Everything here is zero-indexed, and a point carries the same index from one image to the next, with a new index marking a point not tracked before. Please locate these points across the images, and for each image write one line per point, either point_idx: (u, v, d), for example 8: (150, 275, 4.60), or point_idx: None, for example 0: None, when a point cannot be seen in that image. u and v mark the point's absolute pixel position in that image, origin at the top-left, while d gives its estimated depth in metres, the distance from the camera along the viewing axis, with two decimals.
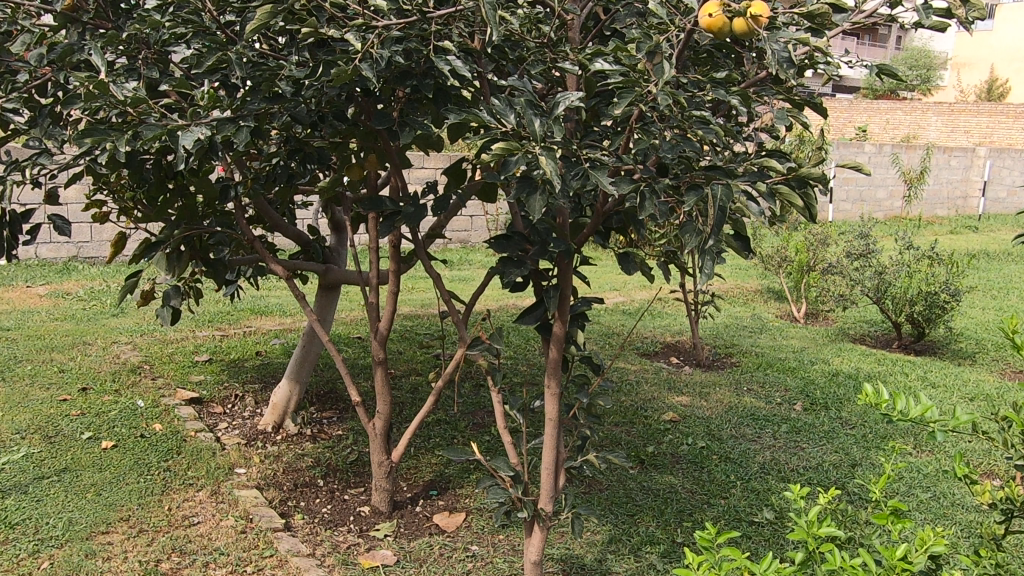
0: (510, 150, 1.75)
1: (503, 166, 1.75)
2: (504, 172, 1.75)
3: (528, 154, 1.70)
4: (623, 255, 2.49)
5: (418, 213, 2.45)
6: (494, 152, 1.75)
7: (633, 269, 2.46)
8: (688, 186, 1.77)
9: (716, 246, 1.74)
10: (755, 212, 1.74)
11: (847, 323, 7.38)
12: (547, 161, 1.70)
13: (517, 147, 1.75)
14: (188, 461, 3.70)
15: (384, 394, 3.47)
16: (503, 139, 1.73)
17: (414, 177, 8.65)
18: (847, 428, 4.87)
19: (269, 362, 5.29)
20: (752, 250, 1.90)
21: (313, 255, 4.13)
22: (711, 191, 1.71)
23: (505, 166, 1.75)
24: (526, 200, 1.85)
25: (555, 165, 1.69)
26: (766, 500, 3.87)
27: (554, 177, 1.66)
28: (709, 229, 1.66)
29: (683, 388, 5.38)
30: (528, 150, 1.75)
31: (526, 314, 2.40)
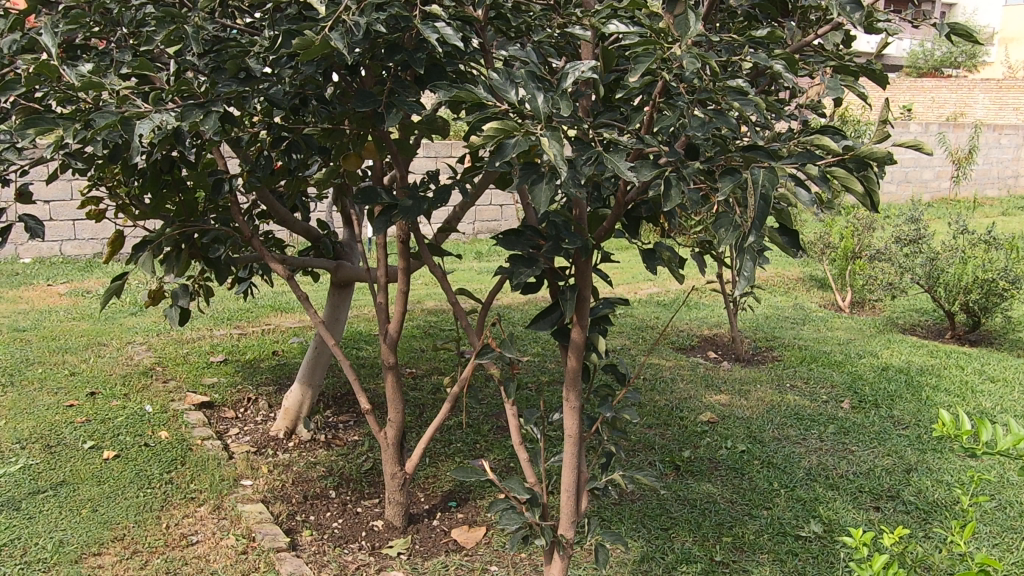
0: (506, 131, 1.47)
1: (500, 151, 1.46)
2: (501, 157, 1.47)
3: (528, 138, 1.41)
4: (649, 252, 2.19)
5: (417, 206, 2.17)
6: (486, 134, 1.47)
7: (660, 267, 2.16)
8: (723, 171, 1.47)
9: (758, 242, 1.44)
10: (809, 202, 1.45)
11: (896, 312, 6.99)
12: (551, 144, 1.41)
13: (515, 128, 1.47)
14: (193, 472, 3.49)
15: (396, 402, 3.23)
16: (496, 120, 1.45)
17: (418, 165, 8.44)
18: (899, 428, 4.55)
19: (285, 362, 5.08)
20: (800, 246, 1.59)
21: (322, 251, 3.88)
22: (752, 176, 1.40)
23: (501, 151, 1.46)
24: (531, 189, 1.57)
25: (561, 148, 1.41)
26: (814, 511, 3.56)
27: (559, 161, 1.38)
28: (749, 223, 1.37)
29: (721, 385, 5.06)
30: (529, 131, 1.46)
31: (540, 318, 2.12)
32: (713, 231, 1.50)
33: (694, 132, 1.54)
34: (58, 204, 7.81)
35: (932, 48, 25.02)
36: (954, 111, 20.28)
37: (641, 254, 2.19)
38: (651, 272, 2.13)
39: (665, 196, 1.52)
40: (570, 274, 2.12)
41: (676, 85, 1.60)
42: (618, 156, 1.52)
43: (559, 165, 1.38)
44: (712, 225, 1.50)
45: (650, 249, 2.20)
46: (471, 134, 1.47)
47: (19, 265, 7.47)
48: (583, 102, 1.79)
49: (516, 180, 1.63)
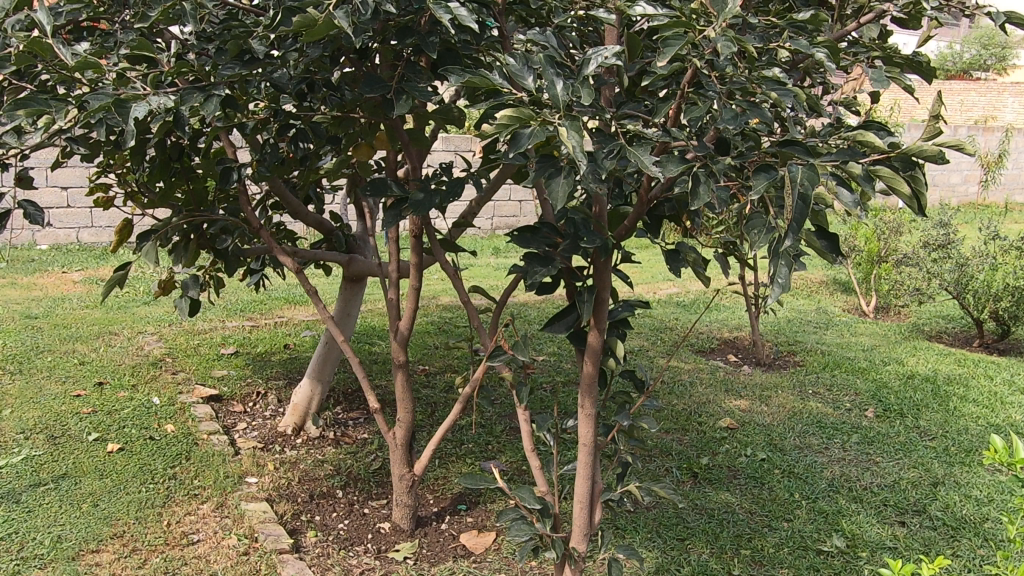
0: (520, 119, 1.36)
1: (514, 141, 1.35)
2: (515, 147, 1.35)
3: (543, 128, 1.30)
4: (673, 253, 2.07)
5: (428, 200, 2.07)
6: (499, 121, 1.35)
7: (684, 269, 2.04)
8: (757, 167, 1.35)
9: (794, 246, 1.32)
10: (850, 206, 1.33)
11: (922, 318, 6.83)
12: (570, 134, 1.30)
13: (531, 117, 1.35)
14: (197, 468, 3.41)
15: (405, 401, 3.13)
16: (510, 107, 1.34)
17: (434, 158, 8.42)
18: (925, 440, 4.41)
19: (297, 356, 5.00)
20: (840, 252, 1.47)
21: (335, 245, 3.78)
22: (790, 173, 1.28)
23: (516, 141, 1.34)
24: (547, 184, 1.47)
25: (581, 139, 1.30)
26: (836, 524, 3.44)
27: (578, 153, 1.26)
28: (785, 224, 1.24)
29: (741, 390, 4.93)
30: (546, 121, 1.35)
31: (556, 320, 2.01)
32: (743, 231, 1.39)
33: (725, 126, 1.42)
34: (75, 191, 7.77)
35: (961, 50, 24.64)
36: (983, 115, 19.95)
37: (664, 255, 2.07)
38: (675, 274, 2.01)
39: (692, 194, 1.40)
40: (588, 274, 2.00)
41: (708, 73, 1.49)
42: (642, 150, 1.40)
43: (577, 158, 1.26)
44: (743, 225, 1.38)
45: (674, 251, 2.08)
46: (482, 122, 1.36)
47: (35, 252, 7.44)
48: (606, 92, 1.67)
49: (532, 174, 1.52)
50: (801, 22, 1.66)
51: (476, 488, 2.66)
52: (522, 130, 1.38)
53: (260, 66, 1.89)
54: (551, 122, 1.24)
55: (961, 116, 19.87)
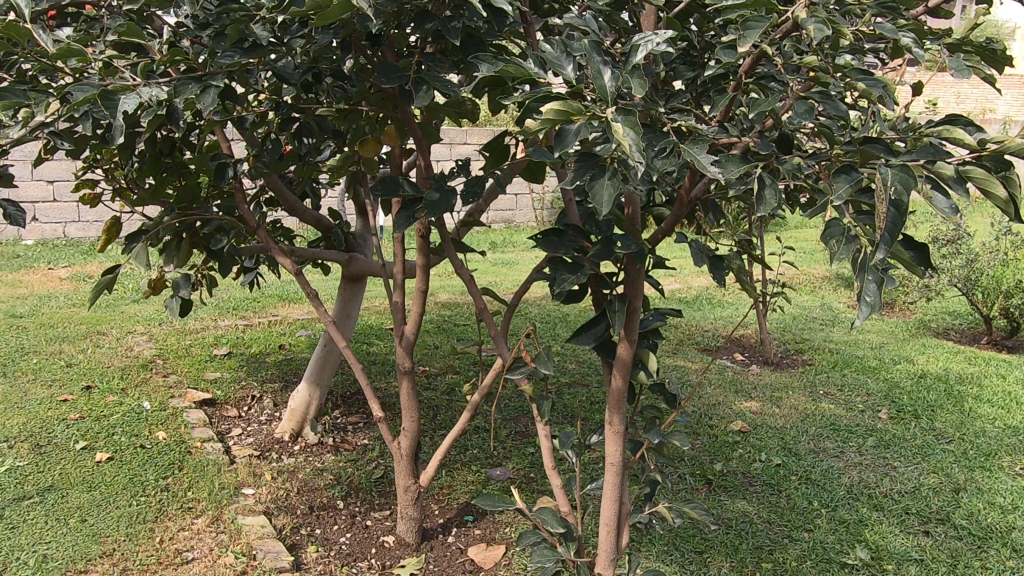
0: (565, 115, 1.20)
1: (559, 139, 1.21)
2: (560, 146, 1.21)
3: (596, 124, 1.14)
4: (717, 259, 1.93)
5: (445, 200, 1.90)
6: (541, 117, 1.20)
7: (729, 277, 1.90)
8: (836, 170, 1.24)
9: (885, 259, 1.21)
10: (951, 211, 1.17)
11: (928, 314, 6.71)
12: (625, 130, 1.15)
13: (578, 112, 1.20)
14: (190, 479, 3.24)
15: (411, 410, 2.96)
16: (555, 102, 1.18)
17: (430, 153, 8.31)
18: (942, 442, 4.28)
19: (292, 357, 4.83)
20: (930, 264, 1.34)
21: (334, 244, 3.62)
22: (880, 174, 1.17)
23: (562, 138, 1.21)
24: (590, 186, 1.32)
25: (638, 136, 1.14)
26: (859, 535, 3.30)
27: (636, 152, 1.11)
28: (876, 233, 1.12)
29: (751, 391, 4.79)
30: (595, 115, 1.20)
31: (583, 331, 1.86)
32: (821, 241, 1.30)
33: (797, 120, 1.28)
34: (61, 184, 7.56)
35: None
36: (978, 107, 19.85)
37: (707, 261, 1.92)
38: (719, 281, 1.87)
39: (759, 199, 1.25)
40: (618, 280, 1.85)
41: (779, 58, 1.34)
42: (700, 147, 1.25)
43: (635, 157, 1.11)
44: (822, 235, 1.30)
45: (718, 256, 1.94)
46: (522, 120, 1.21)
47: (21, 247, 7.23)
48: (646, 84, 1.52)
49: (571, 176, 1.38)
50: (890, 3, 1.58)
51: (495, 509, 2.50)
52: (566, 127, 1.22)
53: (262, 54, 1.72)
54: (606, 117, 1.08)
55: (955, 107, 19.77)
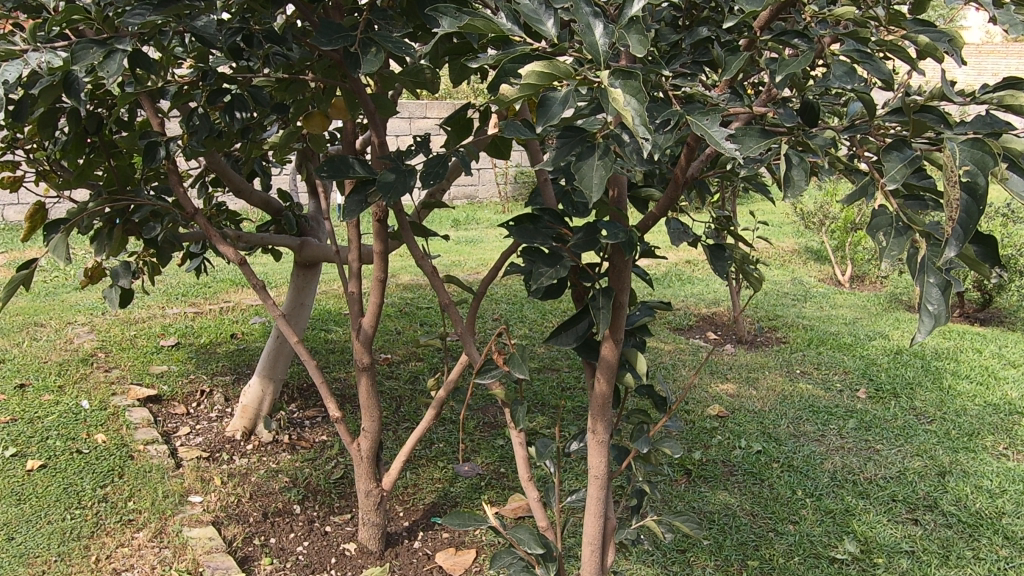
0: (549, 78, 1.04)
1: (543, 110, 1.04)
2: (544, 120, 1.04)
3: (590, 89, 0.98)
4: (717, 248, 1.72)
5: (402, 182, 1.66)
6: (521, 80, 1.03)
7: (732, 270, 1.70)
8: (889, 146, 1.18)
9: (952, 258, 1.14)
10: None
11: (899, 287, 6.61)
12: (627, 99, 0.98)
13: (564, 76, 1.04)
14: (132, 487, 2.98)
15: (371, 409, 2.72)
16: (540, 64, 1.01)
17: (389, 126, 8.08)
18: (923, 422, 4.16)
19: (245, 347, 4.55)
20: (997, 262, 1.22)
21: (284, 229, 3.34)
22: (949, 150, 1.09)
23: (545, 109, 1.04)
24: (576, 169, 1.13)
25: (639, 104, 0.98)
26: (846, 526, 3.15)
27: (640, 122, 0.95)
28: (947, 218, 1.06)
29: (727, 372, 4.63)
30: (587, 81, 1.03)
31: (562, 330, 1.63)
32: (868, 232, 1.24)
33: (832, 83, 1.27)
34: None
35: None
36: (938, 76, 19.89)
37: (707, 252, 1.72)
38: (720, 273, 1.66)
39: (787, 183, 1.24)
40: (601, 272, 1.63)
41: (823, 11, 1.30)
42: (709, 119, 1.13)
43: (640, 126, 0.95)
44: (870, 227, 1.23)
45: (719, 245, 1.73)
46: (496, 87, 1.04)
47: None
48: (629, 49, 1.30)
49: (552, 156, 1.18)
50: None
51: (465, 528, 2.20)
52: (551, 95, 1.06)
53: (178, 10, 1.46)
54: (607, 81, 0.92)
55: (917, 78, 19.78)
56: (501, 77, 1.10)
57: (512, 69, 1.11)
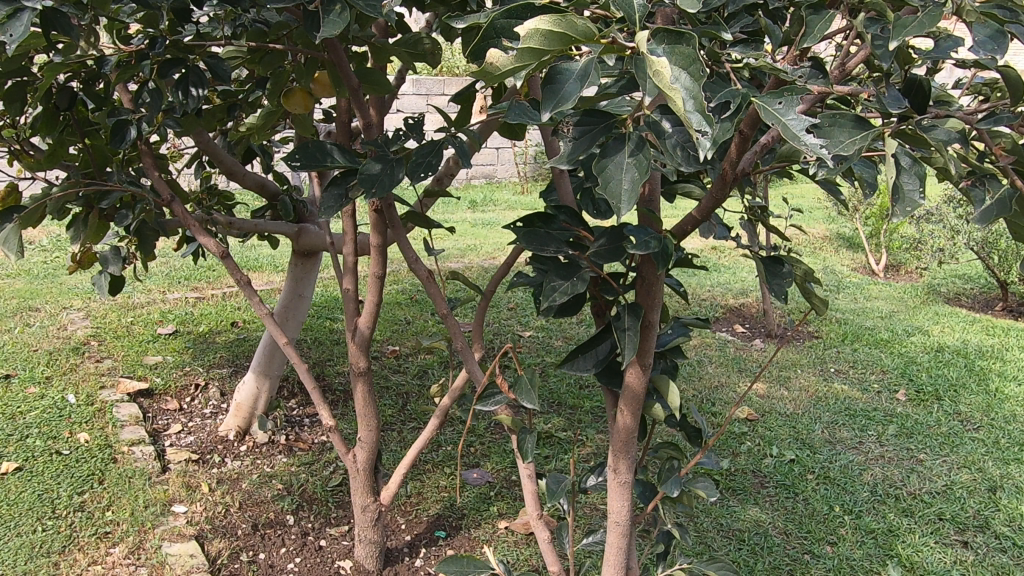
0: (561, 41, 0.81)
1: (552, 88, 0.84)
2: (555, 103, 0.84)
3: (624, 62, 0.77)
4: (774, 263, 1.50)
5: (387, 173, 1.41)
6: (518, 48, 0.80)
7: (789, 290, 1.48)
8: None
9: None
10: None
11: (937, 279, 6.27)
12: (681, 75, 0.77)
13: (583, 40, 0.81)
14: (111, 495, 2.76)
15: (368, 417, 2.46)
16: (548, 23, 0.78)
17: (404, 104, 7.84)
18: (969, 429, 3.86)
19: (246, 336, 4.31)
20: None
21: (280, 214, 3.08)
22: None
23: (557, 89, 0.84)
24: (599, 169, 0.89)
25: (692, 79, 0.77)
26: (890, 549, 2.88)
27: (696, 109, 0.75)
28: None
29: (757, 370, 4.34)
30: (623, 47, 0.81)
31: (580, 353, 1.36)
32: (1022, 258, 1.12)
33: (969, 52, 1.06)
34: None
35: None
36: None
37: (761, 267, 1.50)
38: (778, 292, 1.43)
39: (896, 201, 1.05)
40: (627, 283, 1.35)
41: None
42: (782, 101, 0.89)
43: (695, 114, 0.76)
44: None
45: (775, 259, 1.51)
46: (487, 58, 0.82)
47: None
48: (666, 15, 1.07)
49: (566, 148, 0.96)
50: None
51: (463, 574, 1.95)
52: (566, 67, 0.84)
53: None
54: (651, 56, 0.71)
55: None
56: (491, 38, 0.92)
57: (505, 27, 0.91)
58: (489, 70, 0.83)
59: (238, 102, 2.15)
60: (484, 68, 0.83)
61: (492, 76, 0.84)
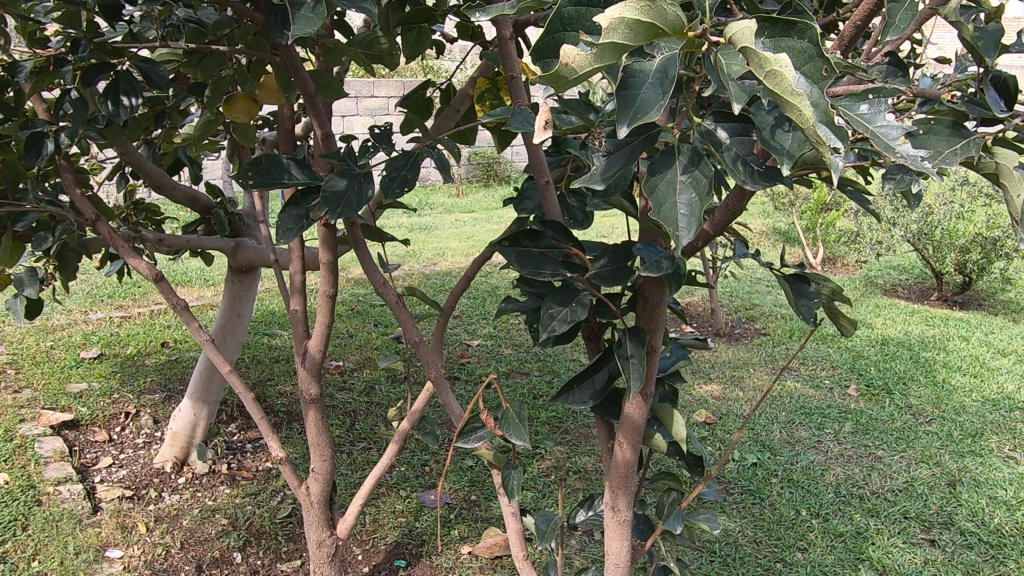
0: (647, 32, 0.72)
1: (628, 95, 0.75)
2: (637, 110, 0.75)
3: (720, 67, 0.74)
4: (799, 281, 1.39)
5: (354, 190, 1.28)
6: (599, 43, 0.71)
7: (819, 313, 1.37)
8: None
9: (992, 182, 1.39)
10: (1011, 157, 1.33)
11: (873, 271, 6.35)
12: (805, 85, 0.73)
13: (671, 33, 0.73)
14: (37, 543, 2.52)
15: (322, 448, 2.28)
16: (635, 12, 0.70)
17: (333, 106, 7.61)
18: (922, 422, 3.87)
19: (178, 357, 4.06)
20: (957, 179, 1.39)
21: (214, 228, 2.87)
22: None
23: (642, 98, 0.75)
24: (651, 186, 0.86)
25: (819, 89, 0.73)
26: (860, 552, 2.83)
27: (828, 120, 0.72)
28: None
29: (709, 371, 4.29)
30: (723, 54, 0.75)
31: (575, 386, 1.24)
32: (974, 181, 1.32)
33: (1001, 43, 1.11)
34: None
35: None
36: None
37: (787, 286, 1.38)
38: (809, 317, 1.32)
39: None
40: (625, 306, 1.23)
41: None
42: (868, 105, 0.84)
43: (826, 125, 0.72)
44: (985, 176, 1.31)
45: (800, 277, 1.40)
46: (563, 56, 0.73)
47: None
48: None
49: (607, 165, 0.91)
50: None
51: None
52: (641, 68, 0.75)
53: None
54: (769, 62, 0.68)
55: None
56: (560, 31, 0.84)
57: (574, 16, 0.84)
58: (563, 74, 0.75)
59: (166, 108, 1.97)
60: (558, 69, 0.74)
61: (568, 77, 0.75)
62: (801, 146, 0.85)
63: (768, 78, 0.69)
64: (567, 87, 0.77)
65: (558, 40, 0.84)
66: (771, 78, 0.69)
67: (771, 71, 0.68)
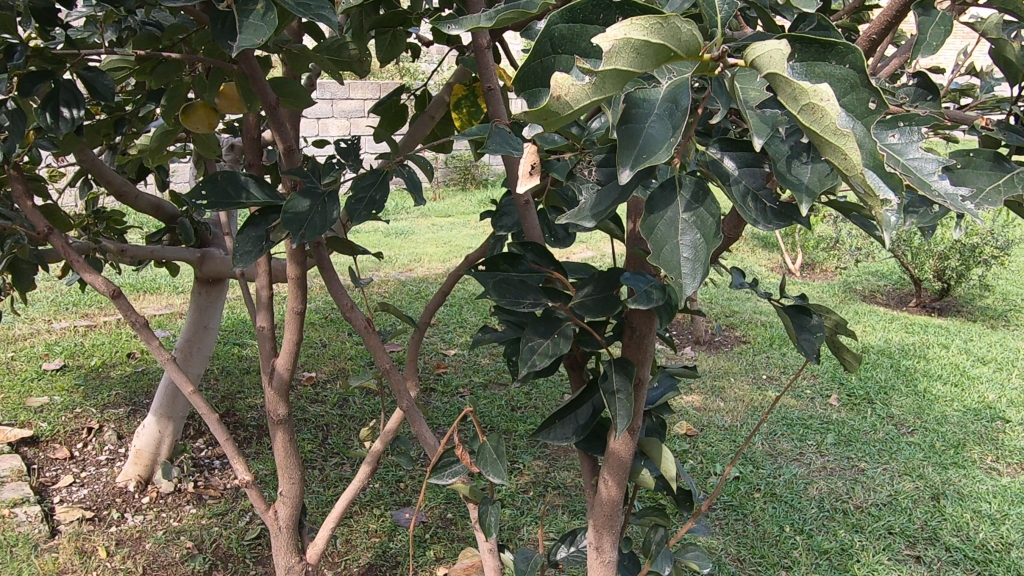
0: (655, 54, 0.65)
1: (633, 127, 0.68)
2: (644, 144, 0.68)
3: (736, 92, 0.68)
4: (800, 313, 1.32)
5: (317, 210, 1.20)
6: (598, 70, 0.65)
7: (821, 348, 1.30)
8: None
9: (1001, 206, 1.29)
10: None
11: (852, 277, 6.32)
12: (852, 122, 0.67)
13: (685, 55, 0.66)
14: None
15: (290, 471, 2.17)
16: (640, 32, 0.62)
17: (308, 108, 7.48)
18: (904, 433, 3.83)
19: (145, 368, 3.93)
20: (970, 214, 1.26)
21: (180, 238, 2.76)
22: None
23: (646, 129, 0.68)
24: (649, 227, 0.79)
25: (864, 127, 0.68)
26: (846, 570, 2.77)
27: (876, 165, 0.67)
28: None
29: (690, 381, 4.22)
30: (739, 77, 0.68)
31: (557, 420, 1.16)
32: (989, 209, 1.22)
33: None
34: None
35: None
36: None
37: (788, 318, 1.31)
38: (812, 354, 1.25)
39: None
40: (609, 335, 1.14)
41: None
42: (898, 134, 0.78)
43: (874, 170, 0.67)
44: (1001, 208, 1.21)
45: (801, 309, 1.32)
46: (552, 86, 0.66)
47: None
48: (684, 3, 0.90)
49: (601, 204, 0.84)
50: None
51: None
52: (646, 96, 0.68)
53: None
54: (805, 95, 0.62)
55: None
56: (549, 57, 0.75)
57: (566, 35, 0.74)
58: (553, 108, 0.68)
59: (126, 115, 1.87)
60: (551, 103, 0.68)
61: (560, 112, 0.69)
62: (822, 181, 0.77)
63: (802, 112, 0.64)
64: (559, 123, 0.71)
65: (547, 66, 0.75)
66: (806, 112, 0.63)
67: (807, 104, 0.62)
